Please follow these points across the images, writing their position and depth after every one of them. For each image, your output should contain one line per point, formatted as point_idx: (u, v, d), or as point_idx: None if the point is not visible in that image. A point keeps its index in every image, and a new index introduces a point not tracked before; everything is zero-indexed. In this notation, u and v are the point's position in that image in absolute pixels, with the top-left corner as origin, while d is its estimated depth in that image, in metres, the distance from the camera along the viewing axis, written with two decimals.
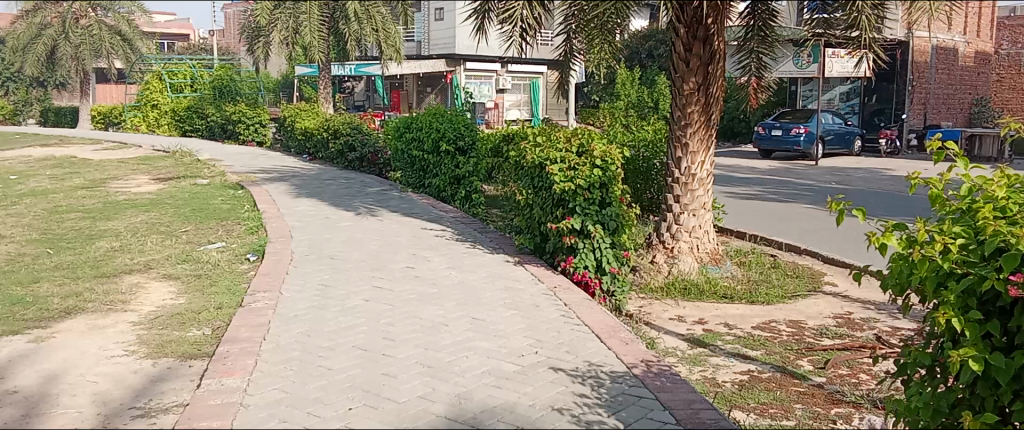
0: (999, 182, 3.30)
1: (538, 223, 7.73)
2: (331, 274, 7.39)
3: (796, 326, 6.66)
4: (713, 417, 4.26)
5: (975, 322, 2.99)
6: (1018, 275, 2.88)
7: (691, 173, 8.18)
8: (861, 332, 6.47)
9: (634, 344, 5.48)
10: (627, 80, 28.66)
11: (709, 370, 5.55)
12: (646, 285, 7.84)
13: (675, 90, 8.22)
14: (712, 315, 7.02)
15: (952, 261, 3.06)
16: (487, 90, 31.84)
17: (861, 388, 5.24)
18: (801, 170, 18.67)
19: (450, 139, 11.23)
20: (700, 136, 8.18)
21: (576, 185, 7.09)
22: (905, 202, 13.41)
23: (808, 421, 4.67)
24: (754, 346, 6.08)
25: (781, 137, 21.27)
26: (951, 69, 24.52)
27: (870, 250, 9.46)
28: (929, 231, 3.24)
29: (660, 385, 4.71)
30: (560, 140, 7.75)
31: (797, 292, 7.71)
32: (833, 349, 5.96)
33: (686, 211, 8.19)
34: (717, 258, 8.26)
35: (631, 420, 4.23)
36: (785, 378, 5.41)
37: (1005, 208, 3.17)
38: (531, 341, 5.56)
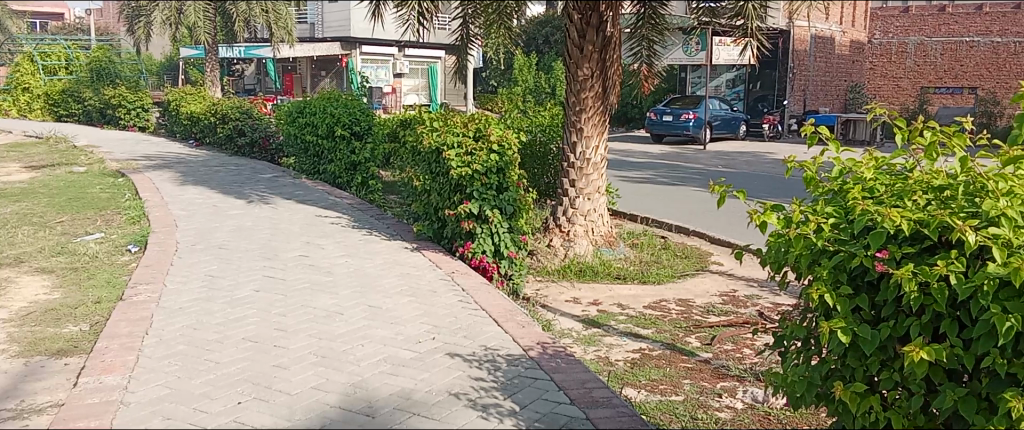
0: (868, 164, 3.49)
1: (435, 209, 7.70)
2: (219, 264, 7.13)
3: (684, 304, 6.89)
4: (606, 395, 4.35)
5: (845, 297, 3.14)
6: (883, 252, 3.05)
7: (586, 157, 8.32)
8: (744, 309, 6.76)
9: (531, 326, 5.54)
10: (524, 66, 28.82)
11: (602, 350, 5.67)
12: (543, 268, 7.94)
13: (570, 76, 8.31)
14: (606, 296, 7.17)
15: (824, 239, 3.22)
16: (384, 74, 31.34)
17: (744, 362, 5.48)
18: (691, 154, 19.32)
19: (346, 124, 11.01)
20: (595, 120, 8.33)
21: (474, 169, 7.10)
22: (784, 184, 14.11)
23: (694, 396, 4.85)
24: (646, 325, 6.26)
25: (673, 122, 21.89)
26: (829, 57, 26.01)
27: (751, 229, 9.90)
28: (804, 211, 3.40)
29: (555, 366, 4.78)
30: (457, 125, 7.74)
31: (685, 271, 7.98)
32: (718, 326, 6.22)
33: (581, 195, 8.32)
34: (611, 240, 8.45)
35: (526, 402, 4.27)
36: (674, 355, 5.59)
37: (873, 189, 3.35)
38: (428, 327, 5.53)
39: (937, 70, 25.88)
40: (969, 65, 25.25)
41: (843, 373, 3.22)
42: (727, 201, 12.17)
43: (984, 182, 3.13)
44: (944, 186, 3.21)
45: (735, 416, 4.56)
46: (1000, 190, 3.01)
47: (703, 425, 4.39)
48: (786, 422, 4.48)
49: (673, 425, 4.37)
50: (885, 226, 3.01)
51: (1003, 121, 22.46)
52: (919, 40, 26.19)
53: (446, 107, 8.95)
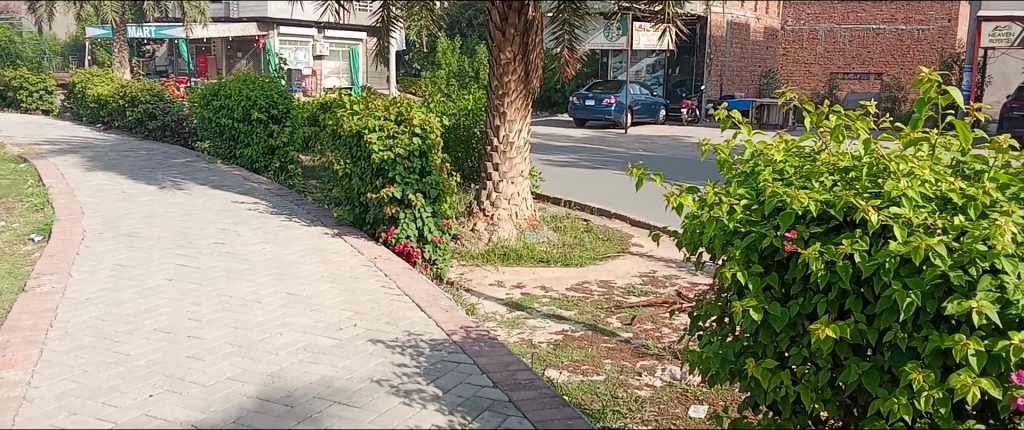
0: (778, 147, 3.60)
1: (357, 193, 7.58)
2: (129, 253, 6.86)
3: (605, 285, 7.00)
4: (529, 377, 4.39)
5: (757, 275, 3.23)
6: (793, 231, 3.16)
7: (509, 141, 8.33)
8: (663, 289, 6.93)
9: (454, 311, 5.53)
10: (447, 50, 28.64)
11: (526, 333, 5.71)
12: (467, 252, 7.91)
13: (492, 60, 8.29)
14: (529, 278, 7.22)
15: (736, 221, 3.31)
16: (304, 56, 30.63)
17: (663, 341, 5.60)
18: (612, 138, 19.58)
19: (263, 107, 10.85)
20: (517, 104, 8.34)
21: (395, 153, 7.03)
22: (700, 167, 14.48)
23: (615, 375, 4.94)
24: (568, 307, 6.33)
25: (595, 106, 22.14)
26: (744, 43, 26.76)
27: (668, 212, 10.12)
28: (717, 193, 3.50)
29: (478, 350, 4.79)
30: (379, 108, 7.64)
31: (606, 253, 8.10)
32: (638, 306, 6.35)
33: (505, 179, 8.34)
34: (535, 224, 8.50)
35: (449, 386, 4.26)
36: (596, 335, 5.68)
37: (782, 171, 3.46)
38: (350, 313, 5.46)
39: (846, 56, 26.78)
40: (876, 51, 26.28)
41: (755, 350, 3.30)
42: (645, 184, 12.41)
43: (886, 163, 3.21)
44: (850, 168, 3.31)
45: (654, 393, 4.67)
46: (902, 170, 3.07)
47: (623, 404, 4.47)
48: (703, 398, 4.61)
49: (594, 405, 4.44)
50: (793, 207, 3.11)
51: (906, 105, 23.57)
52: (829, 27, 27.00)
53: (368, 91, 8.82)
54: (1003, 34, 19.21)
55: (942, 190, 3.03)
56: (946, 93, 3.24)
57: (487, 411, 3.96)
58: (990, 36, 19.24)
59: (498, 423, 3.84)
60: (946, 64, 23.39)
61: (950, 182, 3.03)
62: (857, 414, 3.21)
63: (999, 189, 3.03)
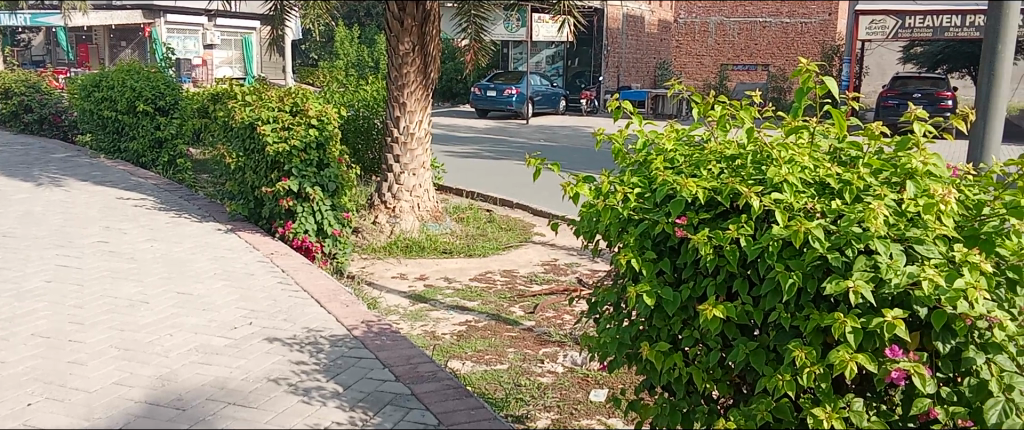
0: (668, 136, 3.71)
1: (251, 188, 7.34)
2: (3, 254, 6.45)
3: (508, 275, 7.05)
4: (431, 369, 4.37)
5: (650, 262, 3.31)
6: (683, 218, 3.25)
7: (409, 132, 8.25)
8: (564, 276, 7.03)
9: (355, 305, 5.44)
10: (345, 39, 28.12)
11: (429, 325, 5.68)
12: (368, 246, 7.78)
13: (391, 50, 8.16)
14: (432, 270, 7.18)
15: (630, 208, 3.40)
16: (194, 45, 29.46)
17: (564, 327, 5.68)
18: (514, 129, 19.72)
19: (148, 99, 10.39)
20: (417, 95, 8.27)
21: (291, 146, 6.86)
22: (596, 156, 14.77)
23: (517, 363, 4.98)
24: (471, 297, 6.33)
25: (496, 97, 22.21)
26: (639, 35, 27.47)
27: (566, 201, 10.29)
28: (612, 182, 3.57)
29: (380, 344, 4.73)
30: (272, 99, 7.48)
31: (509, 243, 8.14)
32: (540, 295, 6.42)
33: (406, 171, 8.26)
34: (437, 216, 8.47)
35: (350, 382, 4.19)
36: (499, 325, 5.70)
37: (672, 160, 3.56)
38: (244, 311, 5.30)
39: (735, 48, 27.84)
40: (762, 43, 27.36)
41: (650, 334, 3.38)
42: (543, 174, 12.56)
43: (768, 151, 3.33)
44: (735, 156, 3.43)
45: (556, 379, 4.74)
46: (783, 157, 3.20)
47: (527, 391, 4.51)
48: (603, 382, 4.71)
49: (497, 394, 4.46)
50: (682, 194, 3.20)
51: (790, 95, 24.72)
52: (718, 20, 27.83)
53: (262, 81, 8.58)
54: (879, 27, 20.21)
55: (820, 176, 3.15)
56: (823, 84, 3.39)
57: (388, 405, 3.93)
58: (866, 28, 20.30)
59: (400, 417, 3.81)
60: (827, 56, 24.67)
61: (827, 168, 3.15)
62: (746, 392, 3.32)
63: (872, 175, 3.16)
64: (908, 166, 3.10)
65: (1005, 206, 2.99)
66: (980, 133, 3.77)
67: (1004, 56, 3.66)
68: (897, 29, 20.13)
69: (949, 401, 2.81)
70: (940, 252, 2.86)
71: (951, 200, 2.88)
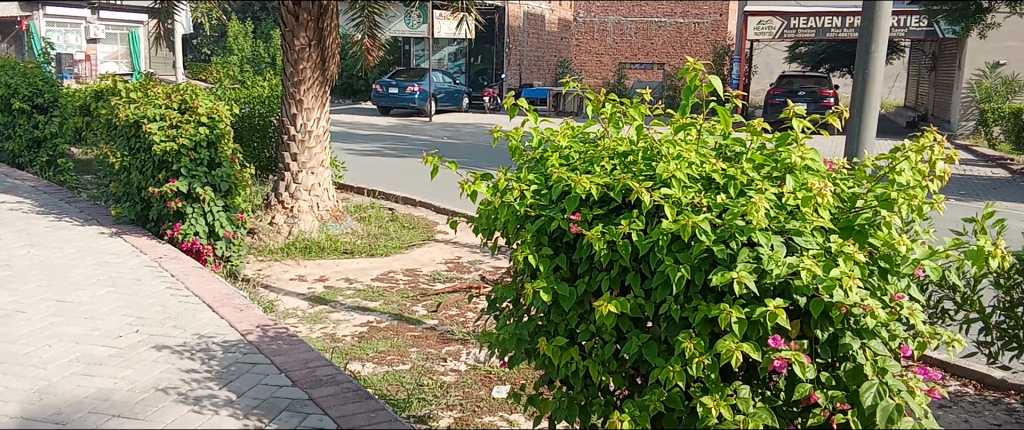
0: (564, 133, 3.77)
1: (137, 189, 7.01)
2: None
3: (411, 274, 6.98)
4: (330, 373, 4.28)
5: (547, 257, 3.34)
6: (577, 214, 3.29)
7: (307, 129, 8.07)
8: (467, 274, 7.02)
9: (250, 309, 5.28)
10: (239, 34, 27.23)
11: (329, 327, 5.56)
12: (264, 247, 7.55)
13: (286, 45, 7.95)
14: (333, 271, 7.02)
15: (526, 205, 3.42)
16: (76, 39, 27.92)
17: (467, 325, 5.67)
18: (417, 126, 19.59)
19: (25, 96, 9.77)
20: (315, 91, 8.09)
21: (180, 144, 6.59)
22: (496, 153, 14.85)
23: (420, 363, 4.94)
24: (373, 298, 6.24)
25: (398, 94, 21.98)
26: (540, 33, 27.84)
27: (465, 199, 10.29)
28: (508, 179, 3.59)
29: (276, 349, 4.60)
30: (159, 96, 7.21)
31: (412, 242, 8.06)
32: (444, 293, 6.39)
33: (304, 169, 8.07)
34: (338, 215, 8.27)
35: (244, 389, 4.06)
36: (402, 325, 5.63)
37: (568, 157, 3.61)
38: (130, 319, 5.06)
39: (633, 47, 28.39)
40: (658, 43, 28.02)
41: (548, 329, 3.41)
42: (446, 172, 12.52)
43: (658, 147, 3.42)
44: (627, 153, 3.49)
45: (459, 378, 4.72)
46: (671, 154, 3.29)
47: (429, 391, 4.48)
48: (505, 378, 4.72)
49: (399, 395, 4.41)
50: (576, 190, 3.24)
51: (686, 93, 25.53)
52: (615, 19, 28.46)
53: (149, 77, 8.22)
54: (765, 27, 20.91)
55: (706, 172, 3.25)
56: (709, 82, 3.50)
57: (285, 412, 3.82)
58: (755, 28, 21.04)
59: (297, 422, 3.72)
60: (719, 55, 25.61)
61: (713, 164, 3.26)
62: (640, 383, 3.37)
63: (755, 169, 3.28)
64: (788, 162, 3.24)
65: (876, 198, 3.15)
66: (855, 129, 3.98)
67: (877, 55, 3.87)
68: (783, 30, 20.92)
69: (828, 385, 2.93)
70: (818, 243, 2.99)
71: (826, 194, 3.00)
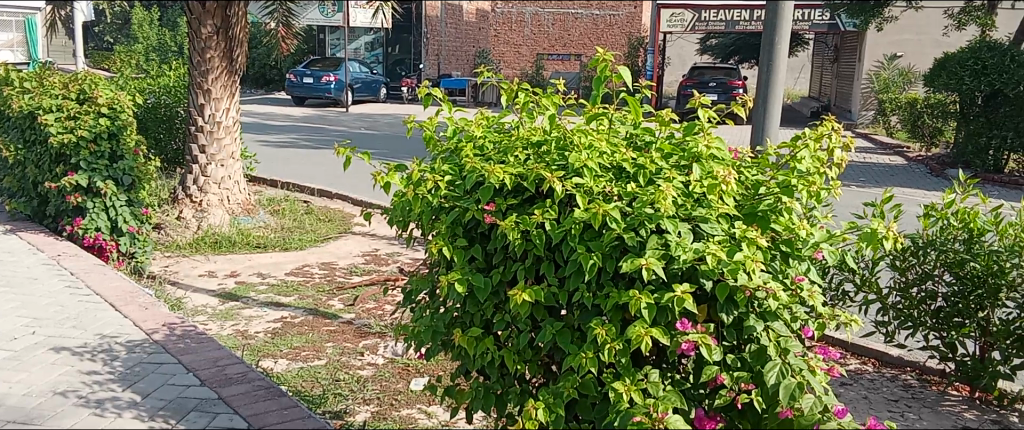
0: (478, 124, 3.76)
1: (33, 183, 6.71)
2: None
3: (327, 268, 6.85)
4: (241, 371, 4.17)
5: (461, 248, 3.32)
6: (492, 204, 3.28)
7: (215, 120, 7.82)
8: (385, 266, 6.94)
9: (155, 308, 5.08)
10: (144, 21, 26.18)
11: (240, 324, 5.41)
12: (172, 243, 7.28)
13: (192, 33, 7.67)
14: (244, 266, 6.83)
15: (440, 196, 3.40)
16: None
17: (384, 318, 5.60)
18: (333, 117, 19.26)
19: None
20: (223, 81, 7.84)
21: (79, 136, 6.30)
22: (410, 145, 14.71)
23: (336, 357, 4.85)
24: (287, 293, 6.09)
25: (312, 84, 21.54)
26: (458, 24, 27.66)
27: (380, 191, 10.17)
28: (422, 170, 3.55)
29: (183, 348, 4.45)
30: (56, 86, 6.96)
31: (327, 235, 7.91)
32: (361, 286, 6.31)
33: (212, 162, 7.82)
34: (249, 208, 8.07)
35: (149, 390, 3.91)
36: (317, 320, 5.52)
37: (481, 146, 3.60)
38: (25, 320, 4.82)
39: (550, 38, 28.56)
40: (575, 34, 28.37)
41: (463, 320, 3.39)
42: (361, 164, 12.37)
43: (570, 137, 3.44)
44: (541, 143, 3.50)
45: (376, 371, 4.66)
46: (582, 143, 3.32)
47: (345, 386, 4.42)
48: (423, 370, 4.69)
49: (314, 391, 4.32)
50: (489, 181, 3.23)
51: None
52: (533, 10, 28.33)
53: (44, 66, 7.81)
54: (678, 20, 21.42)
55: (616, 161, 3.30)
56: (618, 73, 3.55)
57: (193, 412, 3.70)
58: (668, 21, 21.50)
59: (205, 422, 3.60)
60: (633, 46, 26.10)
61: (622, 153, 3.30)
62: (555, 371, 3.39)
63: (663, 159, 3.34)
64: (694, 151, 3.30)
65: (778, 185, 3.24)
66: (760, 117, 4.09)
67: (779, 47, 4.00)
68: (694, 22, 21.41)
69: (733, 366, 2.99)
70: (723, 230, 3.06)
71: (730, 182, 3.08)
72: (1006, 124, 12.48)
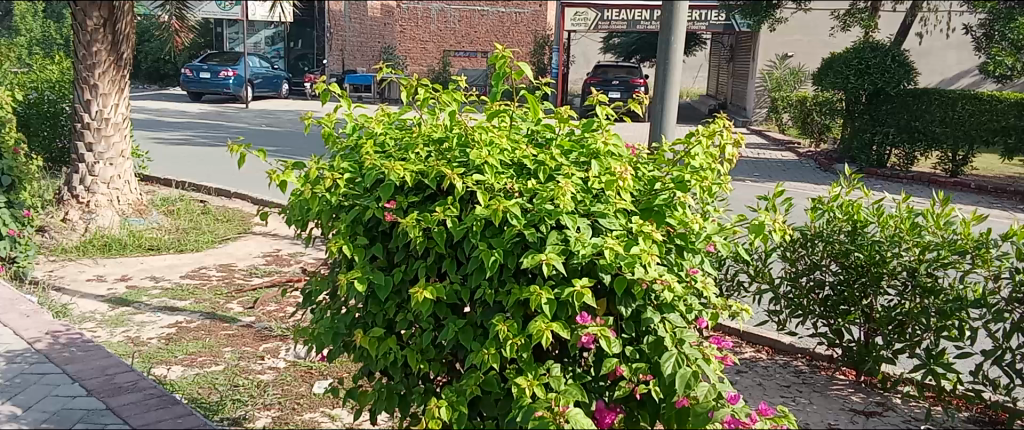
0: (378, 120, 3.71)
1: None
2: None
3: (226, 269, 6.64)
4: (131, 379, 4.02)
5: (362, 248, 3.26)
6: (392, 202, 3.24)
7: (104, 117, 7.45)
8: (287, 267, 6.78)
9: (37, 314, 4.91)
10: (26, 13, 24.77)
11: (132, 330, 5.17)
12: (57, 246, 6.88)
13: (76, 25, 7.28)
14: (136, 270, 6.54)
15: (338, 195, 3.33)
16: None
17: (286, 320, 5.46)
18: (232, 113, 18.69)
19: None
20: (111, 75, 7.49)
21: None
22: (308, 141, 14.37)
23: (235, 362, 4.70)
24: (182, 297, 5.87)
25: (210, 79, 20.82)
26: (363, 19, 27.88)
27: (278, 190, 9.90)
28: (320, 168, 3.47)
29: (68, 357, 4.26)
30: None
31: (226, 236, 7.65)
32: (261, 288, 6.13)
33: (101, 161, 7.45)
34: (142, 209, 7.73)
35: (30, 403, 3.75)
36: (214, 324, 5.33)
37: (382, 143, 3.55)
38: None
39: (456, 35, 28.42)
40: (481, 31, 28.33)
41: (365, 320, 3.33)
42: (258, 162, 12.00)
43: (472, 134, 3.44)
44: (443, 139, 3.48)
45: (277, 375, 4.54)
46: (483, 140, 3.32)
47: (244, 391, 4.28)
48: (326, 373, 4.60)
49: (212, 398, 4.17)
50: (389, 178, 3.18)
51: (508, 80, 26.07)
52: (440, 7, 28.09)
53: None
54: (581, 18, 21.82)
55: (517, 157, 3.31)
56: (518, 70, 3.57)
57: (79, 423, 3.57)
58: (572, 19, 21.87)
59: None
60: (539, 44, 26.39)
61: (523, 150, 3.32)
62: (458, 369, 3.37)
63: (563, 156, 3.37)
64: (593, 147, 3.35)
65: (673, 181, 3.33)
66: (658, 115, 4.19)
67: (674, 47, 4.13)
68: (597, 21, 21.83)
69: (632, 358, 3.05)
70: (620, 224, 3.11)
71: (626, 178, 3.14)
72: (888, 121, 13.23)
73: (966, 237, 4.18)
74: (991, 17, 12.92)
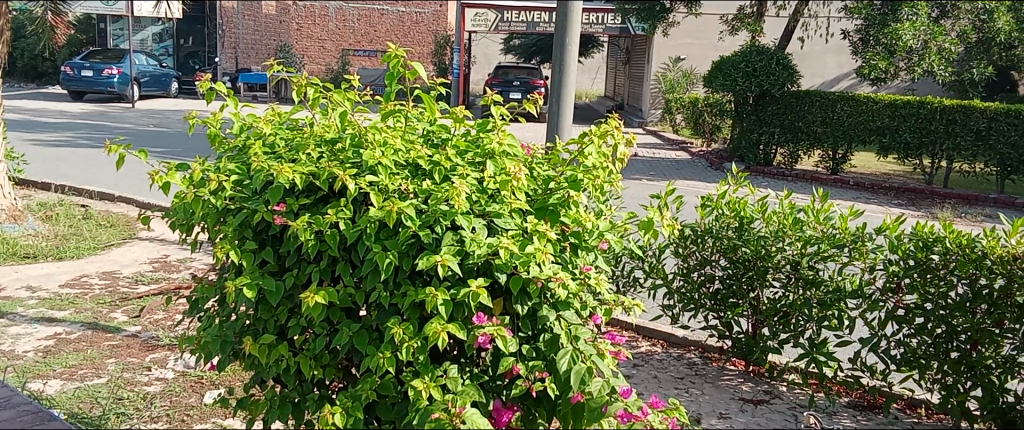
0: (267, 120, 3.61)
1: None
2: None
3: (109, 277, 6.32)
4: (4, 396, 4.01)
5: (250, 253, 3.16)
6: (282, 205, 3.15)
7: None
8: (175, 273, 6.52)
9: None
10: None
11: (6, 344, 4.86)
12: None
13: None
14: (10, 279, 6.14)
15: (224, 198, 3.22)
16: None
17: (174, 329, 5.24)
18: (117, 113, 17.83)
19: None
20: None
21: None
22: (196, 142, 13.87)
23: (119, 375, 4.47)
24: (61, 307, 5.55)
25: (92, 77, 19.78)
26: (257, 15, 27.37)
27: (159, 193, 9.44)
28: (206, 170, 3.35)
29: None
30: None
31: (110, 241, 7.29)
32: (148, 295, 5.87)
33: None
34: (16, 215, 7.37)
35: None
36: (96, 334, 5.07)
37: (271, 144, 3.46)
38: None
39: (355, 34, 27.85)
40: (382, 30, 27.79)
41: (256, 327, 3.24)
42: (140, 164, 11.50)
43: (364, 134, 3.39)
44: (335, 140, 3.42)
45: (165, 387, 4.35)
46: (376, 141, 3.29)
47: (128, 405, 4.09)
48: (218, 382, 4.44)
49: (94, 412, 3.97)
50: (278, 179, 3.10)
51: None
52: (338, 4, 27.47)
53: None
54: (481, 20, 21.86)
55: (411, 158, 3.29)
56: (411, 70, 3.54)
57: None
58: (472, 20, 21.87)
59: None
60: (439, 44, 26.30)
61: (417, 150, 3.30)
62: (354, 374, 3.32)
63: (458, 156, 3.37)
64: (488, 148, 3.36)
65: (566, 180, 3.37)
66: (555, 114, 4.24)
67: (569, 48, 4.20)
68: (497, 22, 21.93)
69: (528, 357, 3.07)
70: (516, 224, 3.13)
71: (520, 177, 3.16)
72: (773, 121, 13.84)
73: (844, 231, 4.40)
74: (866, 22, 13.71)
